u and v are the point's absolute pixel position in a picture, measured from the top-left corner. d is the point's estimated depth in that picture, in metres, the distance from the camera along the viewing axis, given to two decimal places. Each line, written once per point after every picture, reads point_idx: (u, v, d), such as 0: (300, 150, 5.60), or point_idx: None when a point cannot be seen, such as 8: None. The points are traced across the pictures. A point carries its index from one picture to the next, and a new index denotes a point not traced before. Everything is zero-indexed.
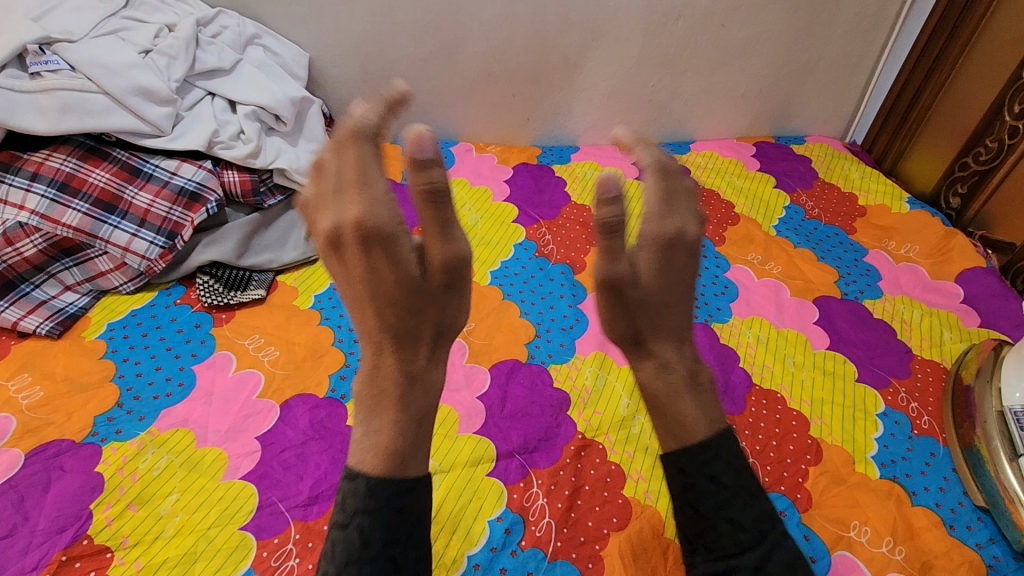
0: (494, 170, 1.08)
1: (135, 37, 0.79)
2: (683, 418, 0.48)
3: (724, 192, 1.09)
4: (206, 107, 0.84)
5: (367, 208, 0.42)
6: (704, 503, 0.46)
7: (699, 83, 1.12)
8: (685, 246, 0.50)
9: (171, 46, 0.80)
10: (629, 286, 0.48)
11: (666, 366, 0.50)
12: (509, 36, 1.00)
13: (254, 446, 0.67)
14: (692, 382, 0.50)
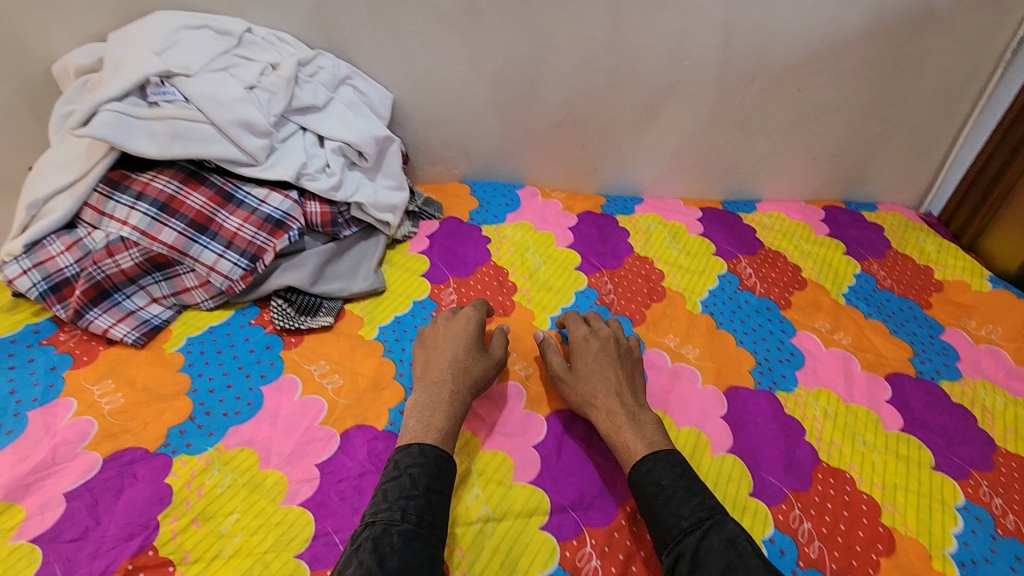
0: (559, 216, 1.09)
1: (243, 72, 0.85)
2: (627, 445, 0.68)
3: (791, 255, 1.07)
4: (298, 140, 0.88)
5: (428, 348, 0.78)
6: (654, 503, 0.61)
7: (771, 144, 1.12)
8: (601, 344, 0.79)
9: (274, 83, 0.85)
10: (567, 375, 0.76)
11: (612, 412, 0.71)
12: (584, 89, 1.02)
13: (314, 473, 0.68)
14: (633, 421, 0.70)
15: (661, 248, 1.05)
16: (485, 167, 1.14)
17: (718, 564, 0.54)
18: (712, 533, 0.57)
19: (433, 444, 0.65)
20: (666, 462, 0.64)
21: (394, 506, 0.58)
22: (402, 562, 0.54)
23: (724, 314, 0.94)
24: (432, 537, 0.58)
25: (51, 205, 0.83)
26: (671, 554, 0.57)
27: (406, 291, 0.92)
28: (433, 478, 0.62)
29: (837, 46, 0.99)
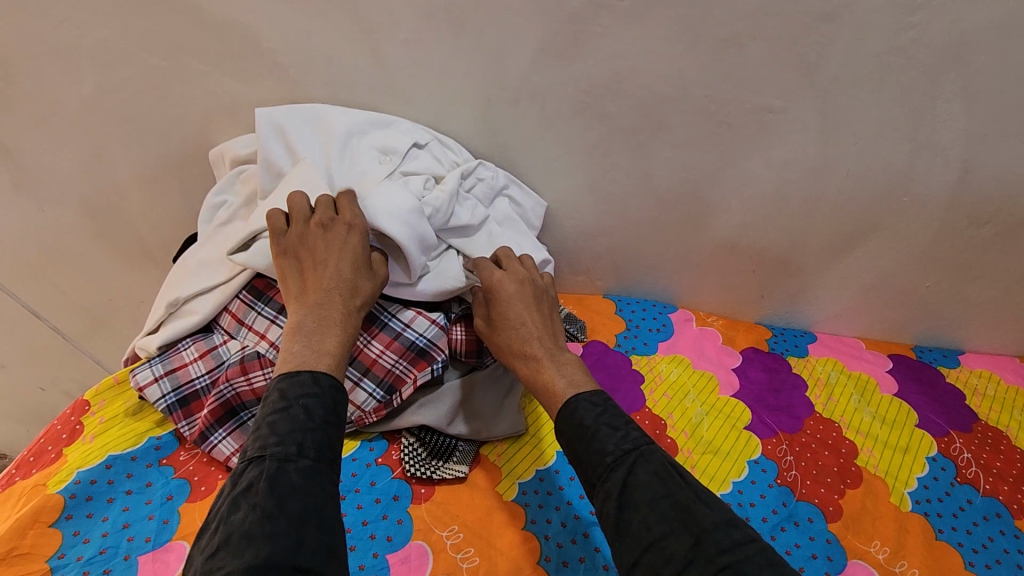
0: (720, 352, 0.95)
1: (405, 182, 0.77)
2: (551, 388, 0.65)
3: (1016, 436, 0.86)
4: (452, 261, 0.78)
5: (293, 240, 0.68)
6: (579, 445, 0.57)
7: (989, 294, 0.93)
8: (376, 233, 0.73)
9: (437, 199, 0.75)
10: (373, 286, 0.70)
11: (530, 359, 0.68)
12: (770, 216, 0.89)
13: None
14: (554, 361, 0.67)
15: (849, 409, 0.87)
16: (634, 283, 1.02)
17: (649, 494, 0.51)
18: (639, 465, 0.53)
19: (326, 373, 0.58)
20: (590, 405, 0.59)
21: (288, 440, 0.50)
22: (305, 504, 0.47)
23: (942, 517, 0.75)
24: (331, 468, 0.52)
25: (191, 306, 0.78)
26: (600, 493, 0.54)
27: (550, 436, 0.81)
28: (330, 410, 0.55)
29: None
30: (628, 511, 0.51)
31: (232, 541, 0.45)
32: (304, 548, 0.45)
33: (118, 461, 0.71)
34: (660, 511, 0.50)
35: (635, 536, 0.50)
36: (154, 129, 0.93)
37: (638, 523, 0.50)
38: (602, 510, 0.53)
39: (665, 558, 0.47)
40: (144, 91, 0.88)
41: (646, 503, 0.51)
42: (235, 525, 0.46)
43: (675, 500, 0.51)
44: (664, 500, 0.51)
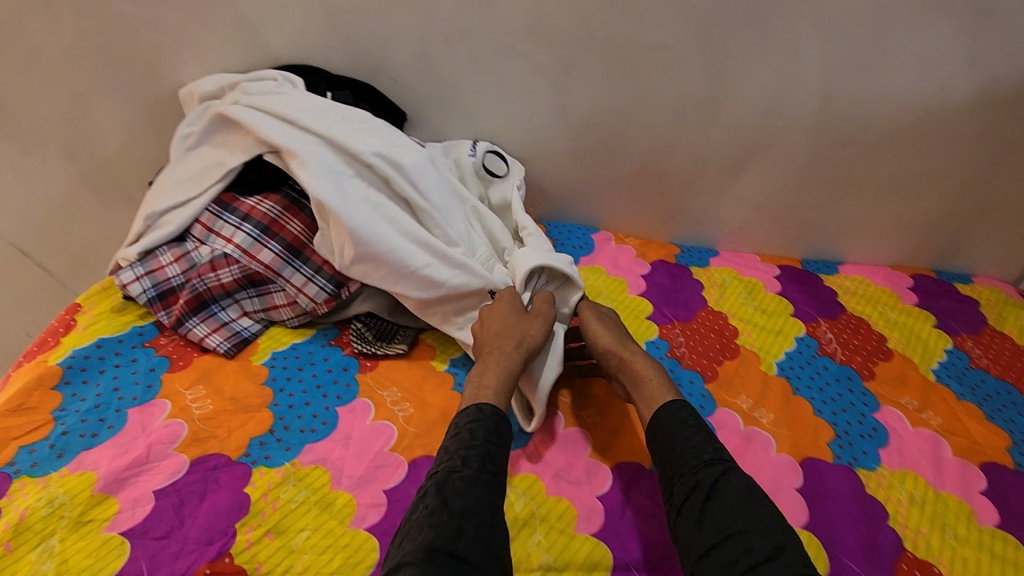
0: (632, 263, 1.10)
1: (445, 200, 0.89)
2: (639, 375, 0.76)
3: (876, 322, 1.02)
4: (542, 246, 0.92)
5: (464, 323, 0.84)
6: (677, 439, 0.66)
7: (860, 208, 1.08)
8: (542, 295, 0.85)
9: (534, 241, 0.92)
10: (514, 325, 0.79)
11: (622, 344, 0.80)
12: (670, 141, 1.03)
13: (381, 499, 0.69)
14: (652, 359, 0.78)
15: (736, 303, 1.03)
16: (562, 209, 1.16)
17: (737, 495, 0.60)
18: (733, 473, 0.62)
19: (488, 403, 0.70)
20: (676, 419, 0.68)
21: (455, 455, 0.62)
22: (467, 504, 0.58)
23: (801, 379, 0.91)
24: (490, 479, 0.62)
25: (167, 219, 0.90)
26: (686, 484, 0.62)
27: None
28: (492, 431, 0.66)
29: (942, 115, 0.96)
30: (713, 500, 0.60)
31: (410, 531, 0.56)
32: (467, 536, 0.56)
33: (107, 342, 0.84)
34: (747, 510, 0.58)
35: (717, 524, 0.58)
36: (129, 74, 1.04)
37: (722, 516, 0.58)
38: (682, 505, 0.62)
39: (742, 549, 0.55)
40: (120, 39, 1.00)
41: (732, 501, 0.59)
42: (415, 519, 0.58)
43: (760, 506, 0.59)
44: (752, 504, 0.59)
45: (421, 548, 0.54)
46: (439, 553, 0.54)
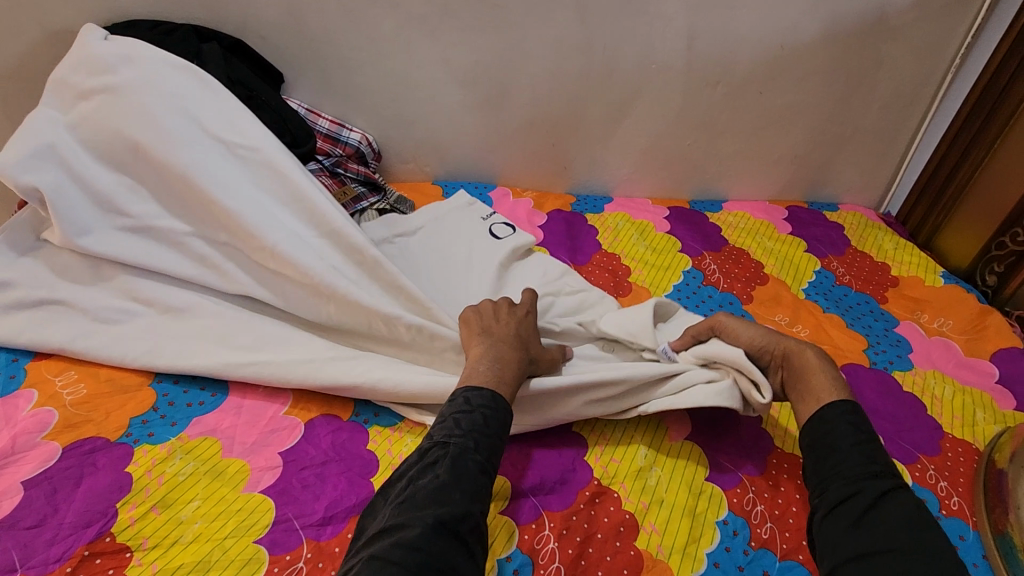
0: (529, 214, 1.13)
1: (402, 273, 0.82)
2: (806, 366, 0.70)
3: (755, 252, 1.09)
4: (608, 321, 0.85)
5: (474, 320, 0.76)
6: (841, 441, 0.61)
7: (735, 146, 1.15)
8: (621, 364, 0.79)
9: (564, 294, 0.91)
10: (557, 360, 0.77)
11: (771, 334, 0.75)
12: (553, 89, 1.06)
13: (276, 461, 0.69)
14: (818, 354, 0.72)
15: (628, 245, 1.08)
16: (457, 167, 1.18)
17: (903, 515, 0.54)
18: (905, 492, 0.56)
19: (505, 395, 0.66)
20: (846, 422, 0.62)
21: (468, 436, 0.60)
22: (475, 489, 0.56)
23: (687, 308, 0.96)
24: (494, 470, 0.60)
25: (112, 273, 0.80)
26: (847, 487, 0.57)
27: None
28: (501, 423, 0.63)
29: (796, 51, 1.03)
30: (883, 508, 0.55)
31: (417, 496, 0.55)
32: (472, 519, 0.54)
33: None
34: (904, 530, 0.52)
35: (884, 535, 0.52)
36: None
37: (888, 526, 0.53)
38: (837, 505, 0.57)
39: (900, 568, 0.50)
40: None
41: (900, 519, 0.53)
42: (421, 484, 0.56)
43: (928, 532, 0.52)
44: (922, 526, 0.53)
45: (428, 519, 0.52)
46: (445, 528, 0.52)
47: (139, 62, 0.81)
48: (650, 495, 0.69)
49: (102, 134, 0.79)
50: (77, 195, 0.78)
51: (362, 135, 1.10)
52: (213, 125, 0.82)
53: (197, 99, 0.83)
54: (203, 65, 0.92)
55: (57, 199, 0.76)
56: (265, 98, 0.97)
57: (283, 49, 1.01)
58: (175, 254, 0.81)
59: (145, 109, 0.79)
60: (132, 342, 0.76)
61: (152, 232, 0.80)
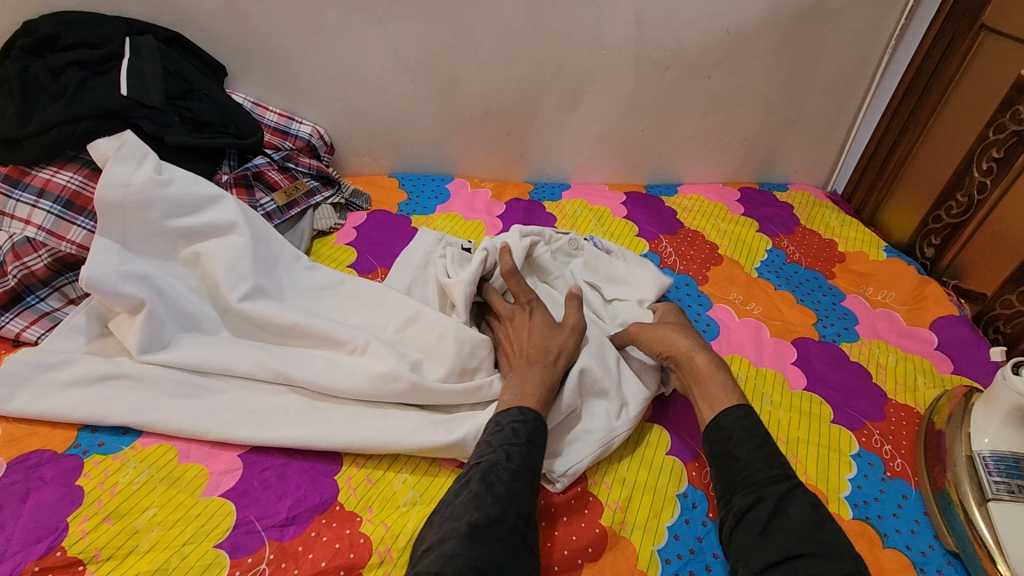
0: (487, 204, 1.13)
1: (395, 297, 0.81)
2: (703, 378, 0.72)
3: (709, 234, 1.12)
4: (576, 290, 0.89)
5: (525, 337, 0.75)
6: (740, 450, 0.64)
7: (687, 130, 1.18)
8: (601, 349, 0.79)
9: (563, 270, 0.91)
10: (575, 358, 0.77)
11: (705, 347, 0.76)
12: (505, 78, 1.07)
13: (235, 464, 0.67)
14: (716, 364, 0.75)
15: (587, 231, 1.09)
16: (413, 159, 1.18)
17: (804, 516, 0.58)
18: (801, 491, 0.61)
19: (532, 407, 0.67)
20: (741, 429, 0.66)
21: (498, 449, 0.62)
22: (509, 492, 0.58)
23: None
24: (532, 477, 0.61)
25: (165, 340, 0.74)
26: (749, 496, 0.61)
27: (334, 259, 0.97)
28: (534, 432, 0.64)
29: (741, 35, 1.05)
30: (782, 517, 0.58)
31: (455, 510, 0.57)
32: (507, 520, 0.56)
33: None
34: (808, 533, 0.57)
35: (785, 544, 0.56)
36: None
37: (787, 535, 0.57)
38: (745, 515, 0.60)
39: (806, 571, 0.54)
40: None
41: (800, 523, 0.58)
42: (459, 500, 0.58)
43: (826, 530, 0.57)
44: (820, 527, 0.57)
45: (461, 527, 0.54)
46: (479, 531, 0.54)
47: (226, 205, 0.82)
48: (613, 475, 0.71)
49: (137, 234, 0.77)
50: (160, 312, 0.74)
51: (313, 127, 1.08)
52: (292, 274, 0.85)
53: (276, 242, 0.85)
54: (137, 55, 0.88)
55: (145, 319, 0.72)
56: (206, 91, 0.95)
57: (224, 40, 0.98)
58: (244, 355, 0.74)
59: (240, 250, 0.80)
60: (202, 416, 0.69)
61: (196, 315, 0.77)
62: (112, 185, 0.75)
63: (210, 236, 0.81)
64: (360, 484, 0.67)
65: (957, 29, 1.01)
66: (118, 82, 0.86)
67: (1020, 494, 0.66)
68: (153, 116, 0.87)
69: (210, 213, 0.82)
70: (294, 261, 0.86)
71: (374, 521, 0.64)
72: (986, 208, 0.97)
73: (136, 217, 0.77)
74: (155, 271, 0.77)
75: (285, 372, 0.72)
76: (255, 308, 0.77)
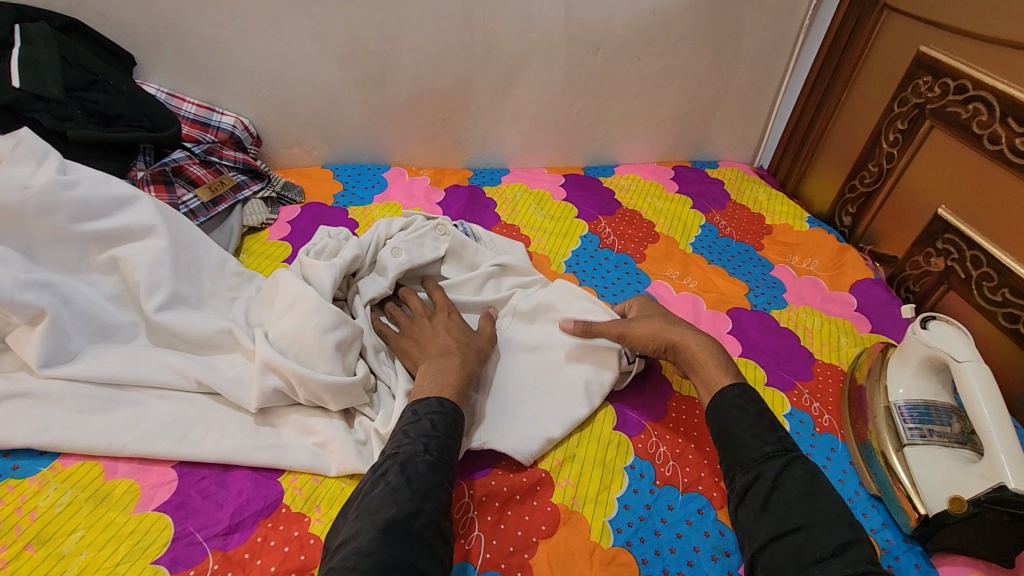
0: (427, 192, 1.11)
1: (292, 292, 0.75)
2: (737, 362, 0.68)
3: (646, 212, 1.15)
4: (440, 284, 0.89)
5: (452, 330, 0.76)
6: None
7: (621, 111, 1.20)
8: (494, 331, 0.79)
9: (421, 244, 0.89)
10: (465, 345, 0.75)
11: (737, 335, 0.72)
12: (437, 62, 1.05)
13: (170, 476, 0.64)
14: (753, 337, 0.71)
15: (527, 215, 1.10)
16: (346, 148, 1.14)
17: (799, 489, 0.58)
18: (797, 463, 0.61)
19: (451, 399, 0.67)
20: (737, 407, 0.66)
21: (417, 441, 0.61)
22: (427, 486, 0.57)
23: (586, 271, 1.00)
24: (448, 469, 0.61)
25: (75, 353, 0.70)
26: (748, 473, 0.61)
27: (270, 255, 0.93)
28: (452, 425, 0.64)
29: (665, 17, 1.08)
30: (780, 492, 0.58)
31: (370, 505, 0.55)
32: (423, 517, 0.55)
33: None
34: (806, 502, 0.57)
35: (784, 519, 0.56)
36: None
37: (784, 509, 0.57)
38: (745, 493, 0.60)
39: (805, 541, 0.54)
40: None
41: (796, 495, 0.58)
42: (374, 494, 0.56)
43: (823, 498, 0.58)
44: (815, 497, 0.57)
45: (379, 524, 0.53)
46: (397, 527, 0.53)
47: (142, 206, 0.78)
48: (562, 453, 0.72)
49: (44, 238, 0.72)
50: (66, 320, 0.70)
51: (236, 118, 1.03)
52: (215, 279, 0.82)
53: (199, 246, 0.82)
54: (30, 44, 0.81)
55: (51, 328, 0.68)
56: (112, 82, 0.88)
57: (130, 27, 0.92)
58: (163, 364, 0.71)
59: (157, 256, 0.76)
60: (121, 430, 0.65)
61: (107, 323, 0.73)
62: (8, 186, 0.69)
63: (125, 239, 0.77)
64: (305, 484, 0.66)
65: (863, 9, 1.07)
66: (9, 72, 0.79)
67: (930, 437, 0.71)
68: (51, 108, 0.80)
69: (124, 216, 0.77)
70: (220, 266, 0.83)
71: (323, 520, 0.62)
72: (894, 176, 1.02)
73: (40, 221, 0.72)
74: (61, 278, 0.72)
75: (204, 381, 0.69)
76: (173, 318, 0.74)
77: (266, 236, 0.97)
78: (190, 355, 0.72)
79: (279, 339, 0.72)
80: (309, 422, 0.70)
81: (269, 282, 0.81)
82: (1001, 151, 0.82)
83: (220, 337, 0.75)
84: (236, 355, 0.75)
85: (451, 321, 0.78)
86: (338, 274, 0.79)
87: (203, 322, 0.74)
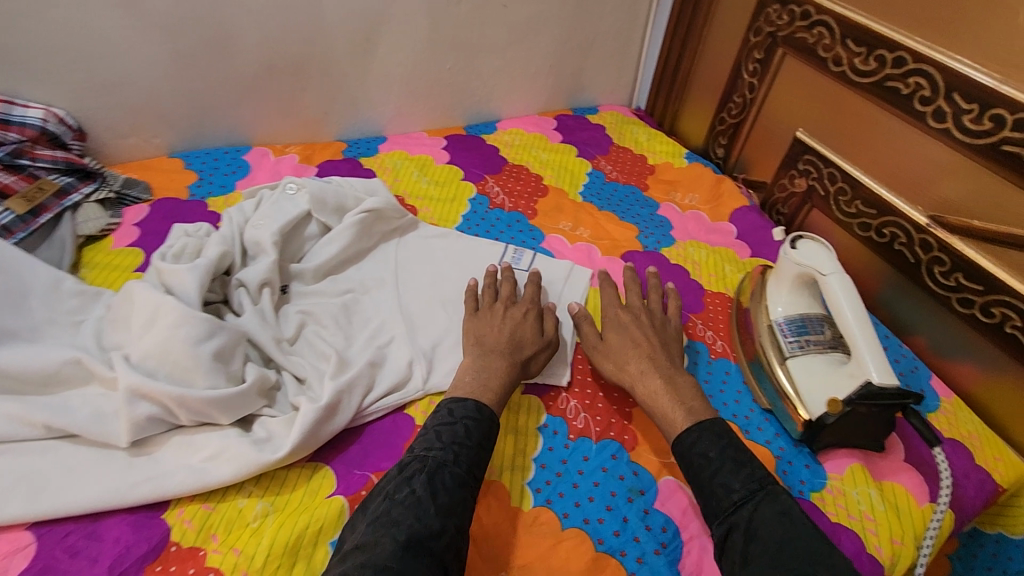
0: (296, 171, 1.02)
1: (150, 301, 0.65)
2: None
3: (532, 166, 1.13)
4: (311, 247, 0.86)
5: (513, 326, 0.75)
6: None
7: (494, 63, 1.15)
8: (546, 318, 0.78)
9: (279, 210, 0.84)
10: (527, 342, 0.74)
11: None
12: (283, 26, 0.94)
13: (25, 539, 0.56)
14: None
15: (411, 183, 1.04)
16: (195, 132, 1.02)
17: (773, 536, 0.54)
18: (766, 504, 0.57)
19: (490, 404, 0.65)
20: (699, 454, 0.62)
21: (449, 448, 0.59)
22: (451, 502, 0.55)
23: (478, 234, 0.97)
24: (475, 483, 0.58)
25: None
26: (722, 526, 0.58)
27: (118, 264, 0.81)
28: (485, 437, 0.62)
29: None
30: (754, 544, 0.54)
31: (392, 511, 0.53)
32: (446, 536, 0.52)
33: None
34: (780, 551, 0.53)
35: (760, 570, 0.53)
36: None
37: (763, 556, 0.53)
38: (722, 545, 0.57)
39: None
40: None
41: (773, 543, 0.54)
42: (399, 498, 0.54)
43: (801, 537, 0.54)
44: (793, 537, 0.54)
45: (399, 537, 0.50)
46: (418, 542, 0.50)
47: None
48: None
49: None
50: None
51: (46, 110, 0.87)
52: (50, 304, 0.70)
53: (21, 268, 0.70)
54: None
55: None
56: None
57: None
58: None
59: None
60: None
61: None
62: None
63: None
64: (196, 514, 0.59)
65: None
66: None
67: (808, 347, 0.77)
68: None
69: None
70: (53, 287, 0.71)
71: (221, 550, 0.57)
72: (756, 106, 1.06)
73: None
74: None
75: (53, 426, 0.60)
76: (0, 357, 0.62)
77: (111, 244, 0.84)
78: (31, 398, 0.62)
79: (144, 361, 0.63)
80: (195, 442, 0.63)
81: (119, 297, 0.70)
82: (844, 73, 0.87)
83: (67, 369, 0.64)
84: (92, 387, 0.65)
85: (525, 319, 0.76)
86: (204, 276, 0.70)
87: (43, 355, 0.64)
